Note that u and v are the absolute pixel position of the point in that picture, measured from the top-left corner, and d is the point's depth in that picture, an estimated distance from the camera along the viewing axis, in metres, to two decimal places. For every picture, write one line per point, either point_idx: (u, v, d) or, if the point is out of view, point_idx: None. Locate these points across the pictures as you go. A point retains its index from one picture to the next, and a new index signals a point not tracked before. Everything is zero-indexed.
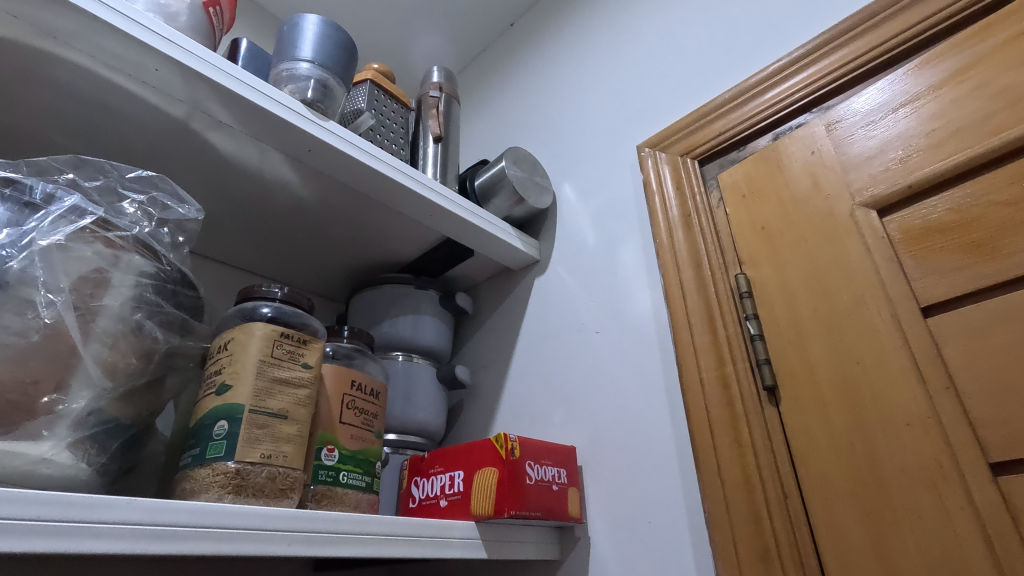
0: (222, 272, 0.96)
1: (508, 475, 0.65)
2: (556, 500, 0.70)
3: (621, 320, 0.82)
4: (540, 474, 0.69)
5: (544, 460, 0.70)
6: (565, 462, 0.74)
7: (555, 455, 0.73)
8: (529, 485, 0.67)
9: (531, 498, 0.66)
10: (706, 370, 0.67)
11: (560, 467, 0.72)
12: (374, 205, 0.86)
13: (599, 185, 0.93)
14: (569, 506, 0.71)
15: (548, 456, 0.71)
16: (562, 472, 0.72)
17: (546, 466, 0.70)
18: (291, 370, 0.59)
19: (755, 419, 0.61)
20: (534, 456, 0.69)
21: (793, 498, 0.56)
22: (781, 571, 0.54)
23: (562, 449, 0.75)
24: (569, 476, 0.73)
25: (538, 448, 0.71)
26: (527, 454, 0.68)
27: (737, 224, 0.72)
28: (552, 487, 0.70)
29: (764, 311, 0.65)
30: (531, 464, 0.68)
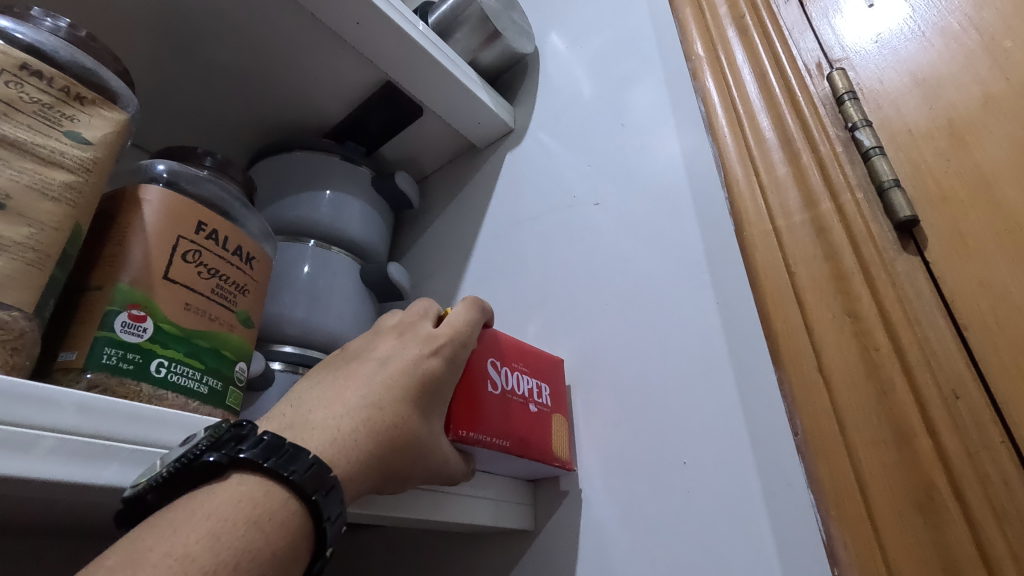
0: None
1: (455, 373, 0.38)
2: (537, 428, 0.42)
3: (633, 180, 0.55)
4: (512, 383, 0.42)
5: (517, 362, 0.44)
6: (551, 375, 0.47)
7: (534, 361, 0.45)
8: (490, 396, 0.40)
9: (492, 417, 0.39)
10: (783, 217, 0.41)
11: (542, 379, 0.45)
12: (277, 6, 0.57)
13: (600, 20, 0.68)
14: (554, 442, 0.44)
15: (523, 358, 0.45)
16: (547, 388, 0.46)
17: (523, 373, 0.44)
18: (33, 132, 0.30)
19: (883, 277, 0.35)
20: (500, 356, 0.42)
21: (968, 398, 0.31)
22: (969, 529, 0.28)
23: (549, 357, 0.48)
24: (557, 396, 0.46)
25: (508, 346, 0.44)
26: (487, 350, 0.42)
27: (823, 15, 0.47)
28: (531, 406, 0.43)
29: (883, 116, 0.40)
30: (493, 365, 0.41)
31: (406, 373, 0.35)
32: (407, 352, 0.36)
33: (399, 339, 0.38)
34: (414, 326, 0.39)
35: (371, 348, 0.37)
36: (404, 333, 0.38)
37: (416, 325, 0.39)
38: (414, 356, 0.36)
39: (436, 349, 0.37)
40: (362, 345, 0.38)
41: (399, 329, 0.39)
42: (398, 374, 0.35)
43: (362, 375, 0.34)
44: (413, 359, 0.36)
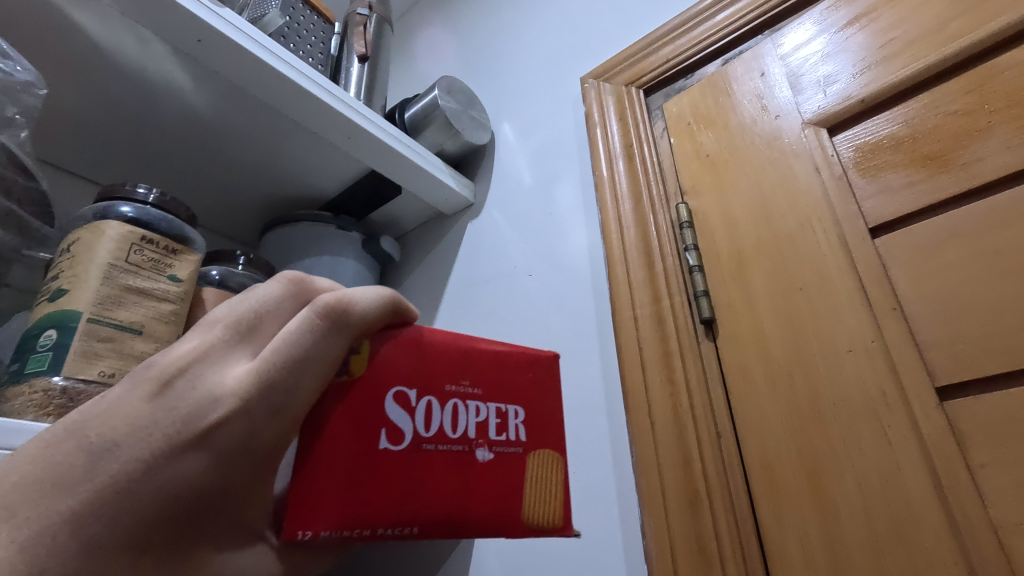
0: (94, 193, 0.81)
1: (331, 422, 0.32)
2: (487, 483, 0.35)
3: (555, 261, 0.74)
4: (431, 423, 0.35)
5: (449, 385, 0.36)
6: (521, 390, 0.39)
7: (486, 383, 0.38)
8: (390, 453, 0.33)
9: (402, 479, 0.33)
10: (639, 307, 0.60)
11: (498, 403, 0.37)
12: (286, 125, 0.75)
13: (540, 120, 0.86)
14: (525, 495, 0.36)
15: (464, 374, 0.37)
16: (512, 413, 0.38)
17: (461, 397, 0.36)
18: (150, 281, 0.49)
19: (689, 356, 0.55)
20: (413, 380, 0.35)
21: (726, 437, 0.51)
22: (710, 519, 0.48)
23: (516, 363, 0.40)
24: (531, 422, 0.38)
25: (429, 363, 0.36)
26: (391, 376, 0.34)
27: (680, 153, 0.66)
28: (470, 453, 0.35)
29: (704, 242, 0.59)
30: (398, 399, 0.34)
31: (134, 478, 0.26)
32: (158, 424, 0.27)
33: (161, 392, 0.28)
34: (206, 365, 0.30)
35: (116, 401, 0.28)
36: (183, 375, 0.29)
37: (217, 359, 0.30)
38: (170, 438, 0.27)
39: (208, 426, 0.28)
40: (119, 385, 0.28)
41: (177, 366, 0.29)
42: (115, 483, 0.26)
43: (58, 476, 0.25)
44: (160, 445, 0.27)
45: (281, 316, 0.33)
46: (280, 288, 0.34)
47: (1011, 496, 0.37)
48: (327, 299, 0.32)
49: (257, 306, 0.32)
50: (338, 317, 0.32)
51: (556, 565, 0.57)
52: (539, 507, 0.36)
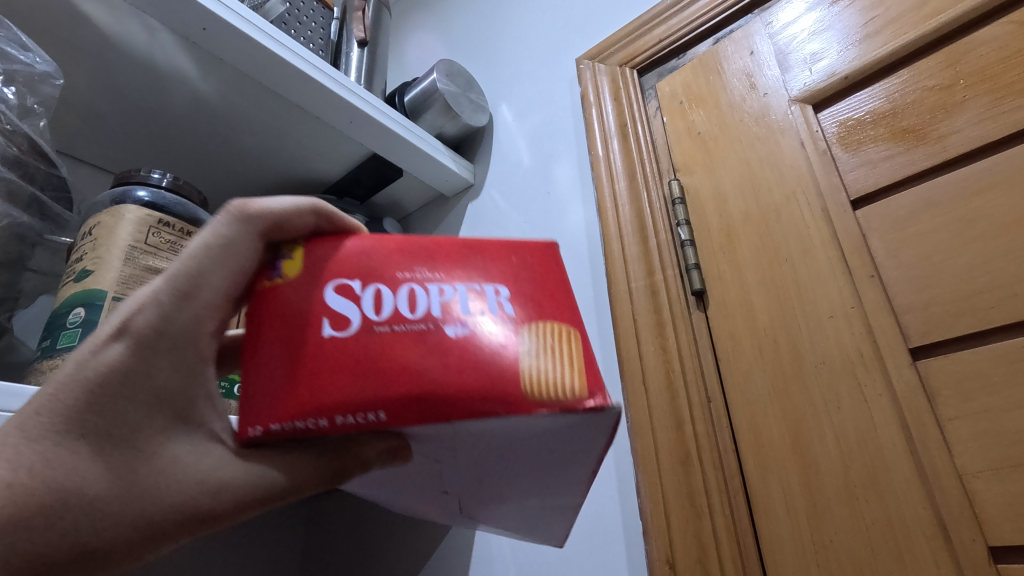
0: (104, 180, 0.83)
1: (252, 325, 0.28)
2: (472, 366, 0.26)
3: (553, 238, 0.76)
4: (385, 306, 0.27)
5: (400, 273, 0.28)
6: (504, 269, 0.29)
7: (452, 264, 0.29)
8: (329, 343, 0.26)
9: (345, 368, 0.25)
10: (634, 280, 0.63)
11: (470, 284, 0.28)
12: (290, 111, 0.77)
13: (537, 102, 0.88)
14: (524, 369, 0.26)
15: (421, 259, 0.29)
16: (490, 291, 0.28)
17: (420, 283, 0.28)
18: (168, 262, 0.52)
19: (681, 326, 0.58)
20: (356, 269, 0.28)
21: (716, 400, 0.54)
22: (700, 476, 0.51)
23: (490, 248, 0.30)
24: (524, 305, 0.28)
25: (370, 251, 0.28)
26: (329, 265, 0.28)
27: (673, 131, 0.68)
28: (437, 332, 0.26)
29: (696, 217, 0.62)
30: (339, 290, 0.27)
31: (107, 385, 0.27)
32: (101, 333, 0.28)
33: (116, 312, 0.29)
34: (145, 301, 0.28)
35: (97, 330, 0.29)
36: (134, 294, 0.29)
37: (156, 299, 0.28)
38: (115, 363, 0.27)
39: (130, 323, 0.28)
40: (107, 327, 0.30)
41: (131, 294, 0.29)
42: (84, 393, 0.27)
43: (88, 384, 0.27)
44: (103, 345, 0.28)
45: (234, 239, 0.29)
46: (226, 221, 0.29)
47: (974, 444, 0.40)
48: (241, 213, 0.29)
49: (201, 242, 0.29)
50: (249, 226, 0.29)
51: None
52: (540, 381, 0.26)
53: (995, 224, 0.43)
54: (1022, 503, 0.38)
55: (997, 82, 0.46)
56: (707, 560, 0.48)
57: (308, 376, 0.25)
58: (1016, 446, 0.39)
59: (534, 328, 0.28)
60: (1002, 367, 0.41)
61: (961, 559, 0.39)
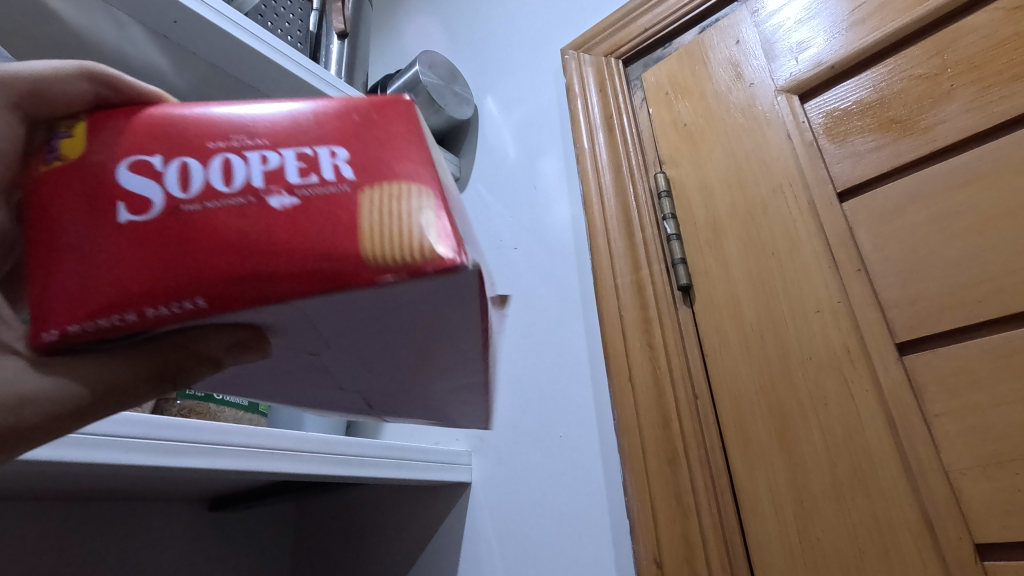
0: None
1: (49, 220, 0.20)
2: (298, 246, 0.19)
3: (539, 233, 0.75)
4: (194, 181, 0.20)
5: (212, 141, 0.21)
6: (338, 127, 0.22)
7: (277, 123, 0.21)
8: (129, 227, 0.20)
9: (145, 256, 0.19)
10: (620, 275, 0.62)
11: (300, 146, 0.21)
12: None
13: (522, 93, 0.87)
14: (371, 242, 0.19)
15: (237, 119, 0.21)
16: (324, 152, 0.21)
17: (236, 148, 0.21)
18: None
19: (668, 322, 0.57)
20: (156, 140, 0.21)
21: (703, 396, 0.53)
22: (687, 474, 0.51)
23: (324, 102, 0.22)
24: (367, 165, 0.21)
25: (177, 118, 0.21)
26: (127, 140, 0.21)
27: (659, 123, 0.67)
28: (260, 205, 0.20)
29: (682, 210, 0.61)
30: (137, 165, 0.21)
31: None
32: None
33: None
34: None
35: None
36: None
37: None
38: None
39: None
40: None
41: None
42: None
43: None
44: None
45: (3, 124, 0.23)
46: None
47: (961, 441, 0.40)
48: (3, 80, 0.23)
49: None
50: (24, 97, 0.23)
51: (547, 523, 0.60)
52: (385, 245, 0.19)
53: (983, 215, 0.42)
54: (1009, 500, 0.37)
55: (985, 70, 0.45)
56: (694, 560, 0.48)
57: (108, 270, 0.19)
58: (1003, 443, 0.38)
59: (393, 170, 0.21)
60: (989, 363, 0.40)
61: (948, 556, 0.38)
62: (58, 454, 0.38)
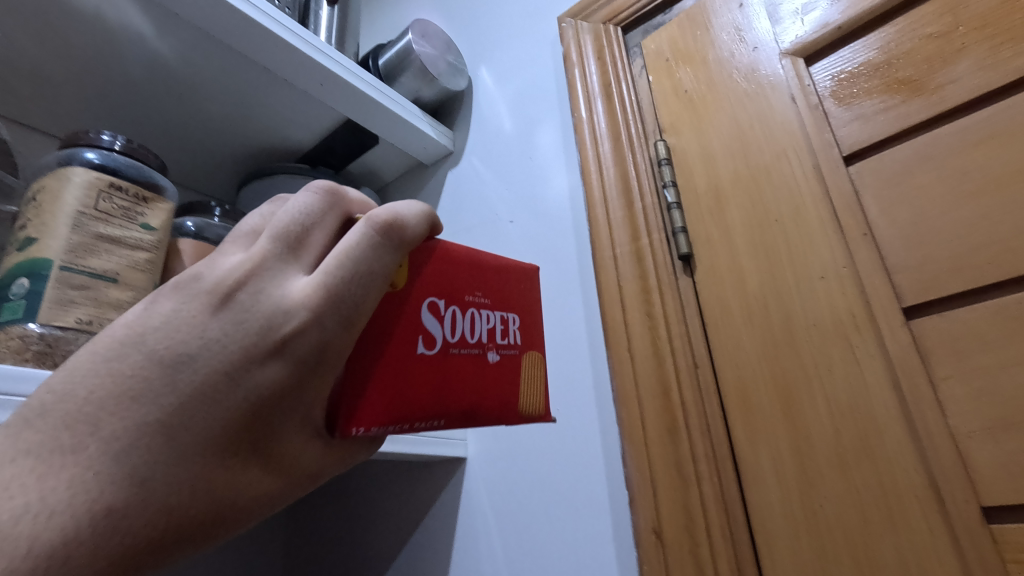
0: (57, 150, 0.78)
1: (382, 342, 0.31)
2: (495, 380, 0.37)
3: (535, 205, 0.73)
4: (457, 331, 0.35)
5: (466, 297, 0.37)
6: (516, 298, 0.40)
7: (497, 291, 0.39)
8: (424, 356, 0.33)
9: (427, 384, 0.33)
10: (619, 246, 0.60)
11: (507, 313, 0.39)
12: (256, 73, 0.73)
13: (517, 63, 0.84)
14: (519, 391, 0.38)
15: (477, 287, 0.38)
16: (511, 321, 0.39)
17: (474, 304, 0.37)
18: (122, 229, 0.48)
19: (668, 291, 0.56)
20: (441, 291, 0.35)
21: (704, 366, 0.52)
22: (688, 444, 0.50)
23: (514, 272, 0.41)
24: (527, 333, 0.40)
25: (446, 277, 0.36)
26: (424, 289, 0.34)
27: (659, 91, 0.65)
28: (484, 358, 0.36)
29: (683, 179, 0.60)
30: (432, 310, 0.34)
31: (218, 388, 0.26)
32: (236, 340, 0.26)
33: (224, 305, 0.27)
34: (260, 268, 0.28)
35: (171, 315, 0.26)
36: (246, 287, 0.27)
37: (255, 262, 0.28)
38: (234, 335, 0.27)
39: (285, 338, 0.27)
40: (166, 297, 0.26)
41: (232, 281, 0.27)
42: (210, 397, 0.26)
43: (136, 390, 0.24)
44: (237, 356, 0.26)
45: (325, 228, 0.31)
46: (320, 204, 0.31)
47: (969, 405, 0.39)
48: (382, 216, 0.31)
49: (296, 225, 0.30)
50: (396, 233, 0.31)
51: (544, 496, 0.59)
52: (534, 399, 0.39)
53: (994, 176, 0.41)
54: (1015, 462, 0.37)
55: (997, 27, 0.44)
56: (695, 529, 0.47)
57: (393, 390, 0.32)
58: (1012, 405, 0.37)
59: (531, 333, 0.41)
60: (997, 325, 0.39)
61: (954, 520, 0.38)
62: None
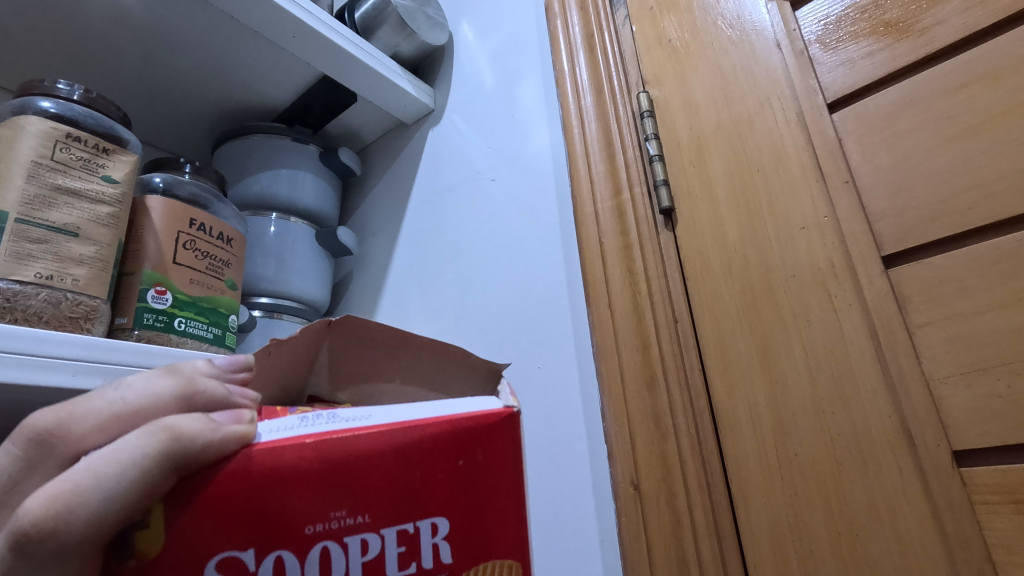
0: None
1: None
2: None
3: (516, 161, 0.71)
4: None
5: (310, 525, 0.23)
6: (450, 488, 0.26)
7: (392, 487, 0.25)
8: None
9: None
10: (600, 201, 0.59)
11: (414, 517, 0.25)
12: (226, 25, 0.69)
13: (499, 17, 0.82)
14: None
15: (345, 494, 0.24)
16: (425, 528, 0.25)
17: (337, 532, 0.23)
18: (81, 181, 0.47)
19: (649, 246, 0.55)
20: (240, 528, 0.22)
21: (683, 320, 0.52)
22: (666, 397, 0.49)
23: (444, 438, 0.26)
24: (461, 534, 0.26)
25: (270, 492, 0.23)
26: (201, 527, 0.22)
27: (642, 41, 0.63)
28: None
29: (666, 131, 0.58)
30: (225, 569, 0.22)
31: None
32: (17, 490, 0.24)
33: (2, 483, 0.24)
34: (114, 449, 0.22)
35: None
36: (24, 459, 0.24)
37: (150, 429, 0.22)
38: (174, 479, 0.22)
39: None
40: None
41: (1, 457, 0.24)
42: None
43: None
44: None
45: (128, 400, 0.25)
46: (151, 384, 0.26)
47: (945, 351, 0.39)
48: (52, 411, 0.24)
49: (121, 392, 0.25)
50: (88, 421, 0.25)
51: None
52: None
53: (978, 118, 0.41)
54: (987, 406, 0.37)
55: None
56: (672, 481, 0.47)
57: None
58: (987, 349, 0.37)
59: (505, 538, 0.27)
60: (976, 271, 0.39)
61: (925, 464, 0.38)
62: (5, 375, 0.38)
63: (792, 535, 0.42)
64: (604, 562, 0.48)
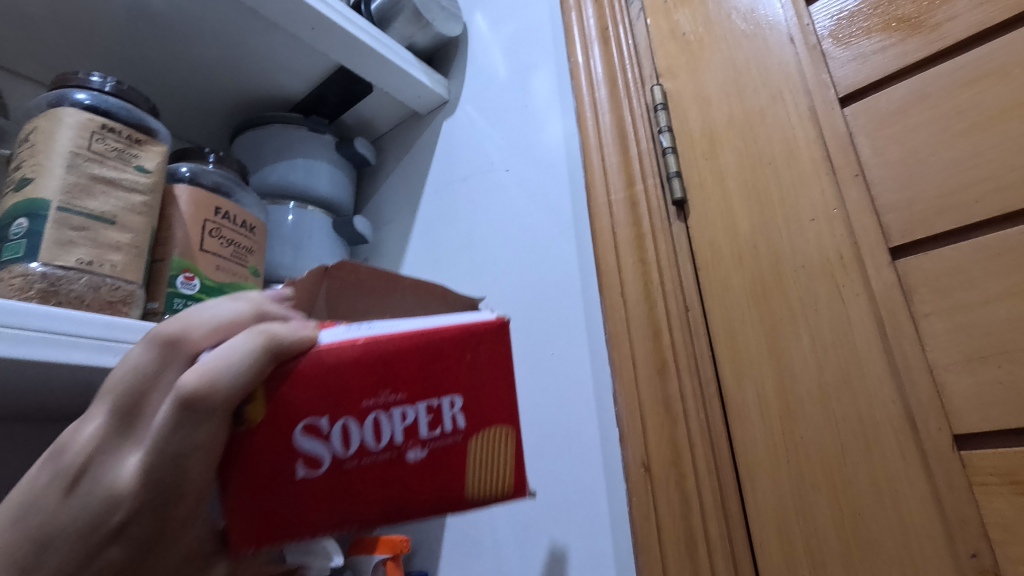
0: None
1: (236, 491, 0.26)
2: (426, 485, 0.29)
3: (530, 152, 0.72)
4: (352, 441, 0.28)
5: (364, 400, 0.28)
6: (462, 371, 0.31)
7: (421, 368, 0.30)
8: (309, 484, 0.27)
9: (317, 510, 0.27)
10: (613, 193, 0.60)
11: (439, 394, 0.30)
12: (247, 17, 0.71)
13: (513, 8, 0.83)
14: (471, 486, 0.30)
15: (385, 378, 0.29)
16: (445, 405, 0.30)
17: (384, 406, 0.28)
18: (116, 171, 0.49)
19: (661, 236, 0.56)
20: (317, 403, 0.27)
21: (693, 309, 0.53)
22: (676, 383, 0.51)
23: (456, 329, 0.31)
24: (474, 405, 0.31)
25: (332, 372, 0.28)
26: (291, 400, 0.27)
27: (656, 34, 0.64)
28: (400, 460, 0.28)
29: (678, 123, 0.59)
30: (307, 431, 0.27)
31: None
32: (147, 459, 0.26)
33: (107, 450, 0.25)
34: (225, 350, 0.26)
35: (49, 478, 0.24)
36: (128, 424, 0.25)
37: (251, 333, 0.27)
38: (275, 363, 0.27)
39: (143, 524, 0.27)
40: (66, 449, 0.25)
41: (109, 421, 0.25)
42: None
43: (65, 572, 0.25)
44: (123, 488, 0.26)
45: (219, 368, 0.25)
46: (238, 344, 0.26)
47: (948, 338, 0.40)
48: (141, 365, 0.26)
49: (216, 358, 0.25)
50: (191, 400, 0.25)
51: None
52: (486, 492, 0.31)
53: (986, 113, 0.42)
54: (988, 391, 0.38)
55: None
56: (681, 463, 0.49)
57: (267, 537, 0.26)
58: (989, 337, 0.39)
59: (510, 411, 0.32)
60: (980, 262, 0.40)
61: (926, 446, 0.40)
62: (57, 354, 0.40)
63: (796, 514, 0.43)
64: (614, 540, 0.50)
